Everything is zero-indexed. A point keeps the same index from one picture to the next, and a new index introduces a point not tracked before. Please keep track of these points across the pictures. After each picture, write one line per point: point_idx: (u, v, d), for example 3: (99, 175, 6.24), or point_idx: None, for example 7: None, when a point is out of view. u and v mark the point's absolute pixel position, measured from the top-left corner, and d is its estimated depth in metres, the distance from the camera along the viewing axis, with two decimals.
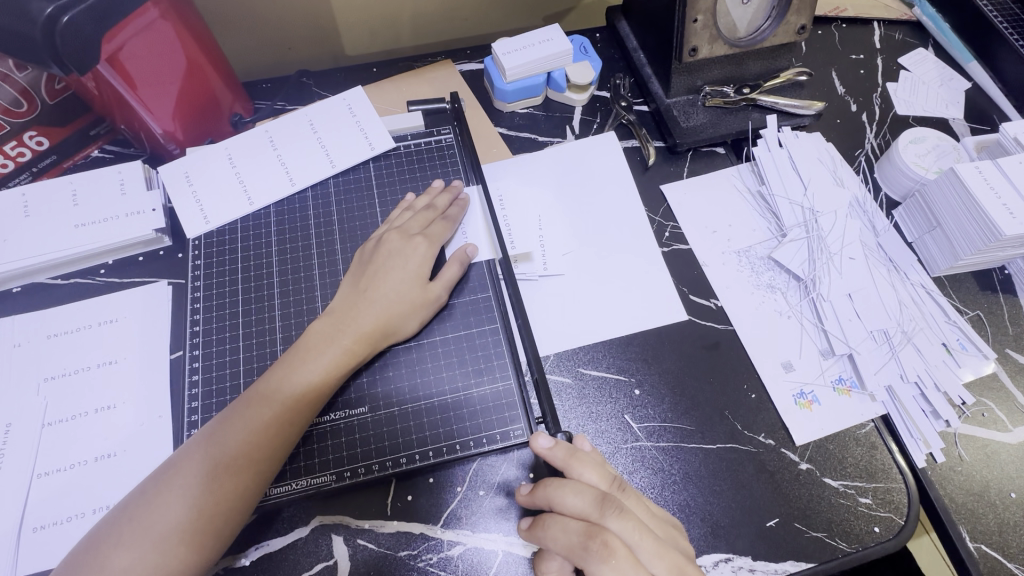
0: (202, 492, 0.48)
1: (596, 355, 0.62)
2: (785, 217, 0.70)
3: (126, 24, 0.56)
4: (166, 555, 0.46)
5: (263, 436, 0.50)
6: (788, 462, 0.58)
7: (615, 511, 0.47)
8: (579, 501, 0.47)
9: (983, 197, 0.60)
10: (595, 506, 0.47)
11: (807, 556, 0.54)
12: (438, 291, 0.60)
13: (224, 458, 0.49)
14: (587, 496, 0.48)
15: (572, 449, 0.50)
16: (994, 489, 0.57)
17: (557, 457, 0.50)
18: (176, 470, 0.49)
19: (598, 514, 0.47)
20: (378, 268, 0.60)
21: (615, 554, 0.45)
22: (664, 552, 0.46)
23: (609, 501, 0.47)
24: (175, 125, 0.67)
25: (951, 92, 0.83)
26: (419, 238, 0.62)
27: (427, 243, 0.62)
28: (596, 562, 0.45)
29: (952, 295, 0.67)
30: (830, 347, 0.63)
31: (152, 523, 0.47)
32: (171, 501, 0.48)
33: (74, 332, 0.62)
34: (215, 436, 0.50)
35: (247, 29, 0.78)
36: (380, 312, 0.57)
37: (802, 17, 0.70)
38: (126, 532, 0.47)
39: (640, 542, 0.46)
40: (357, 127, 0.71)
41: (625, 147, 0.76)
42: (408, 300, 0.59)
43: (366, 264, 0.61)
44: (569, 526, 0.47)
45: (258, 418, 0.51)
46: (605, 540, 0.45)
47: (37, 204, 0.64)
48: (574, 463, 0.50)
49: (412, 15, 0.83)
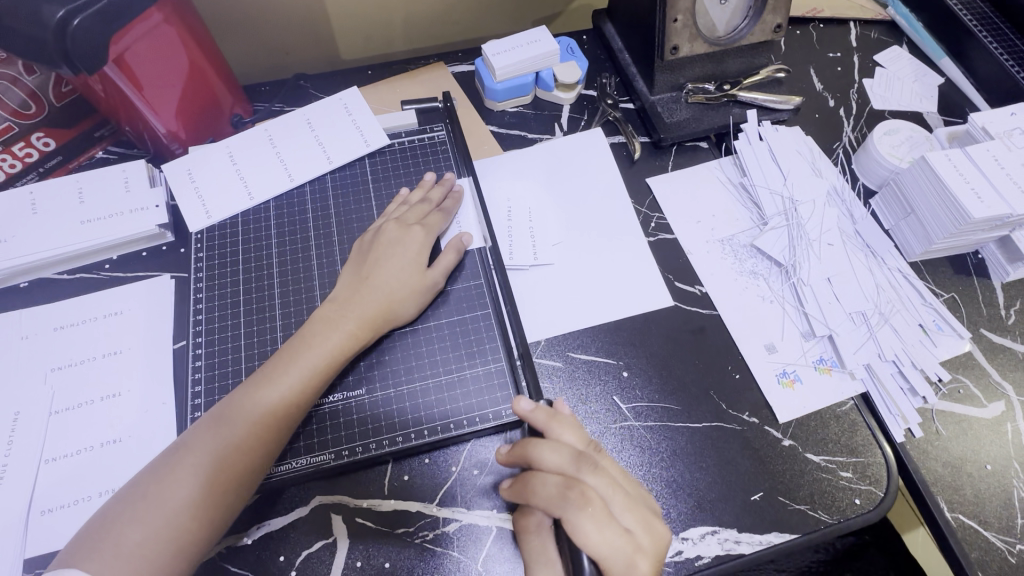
0: (211, 469, 0.50)
1: (584, 340, 0.65)
2: (766, 207, 0.72)
3: (130, 28, 0.58)
4: (176, 530, 0.48)
5: (271, 416, 0.53)
6: (771, 439, 0.60)
7: (590, 467, 0.50)
8: (559, 458, 0.51)
9: (953, 182, 0.63)
10: (573, 462, 0.50)
11: (790, 527, 0.55)
12: (434, 278, 0.63)
13: (232, 436, 0.51)
14: (566, 452, 0.51)
15: (552, 412, 0.54)
16: (970, 461, 0.59)
17: (538, 419, 0.53)
18: (186, 449, 0.51)
19: (575, 469, 0.50)
20: (375, 257, 0.62)
21: (591, 503, 0.48)
22: (633, 506, 0.50)
23: (585, 458, 0.51)
24: (178, 124, 0.70)
25: (925, 87, 0.86)
26: (418, 228, 0.64)
27: (422, 232, 0.64)
28: (574, 511, 0.48)
29: (928, 278, 0.70)
30: (810, 329, 0.65)
31: (162, 500, 0.48)
32: (181, 478, 0.49)
33: (79, 325, 0.63)
34: (223, 417, 0.53)
35: (246, 35, 0.82)
36: (380, 297, 0.60)
37: (777, 15, 0.74)
38: (137, 509, 0.48)
39: (613, 498, 0.49)
40: (353, 125, 0.74)
41: (612, 143, 0.79)
42: (406, 286, 0.61)
43: (365, 254, 0.63)
44: (549, 480, 0.50)
45: (265, 398, 0.53)
46: (582, 491, 0.49)
47: (44, 202, 0.66)
48: (554, 424, 0.53)
49: (405, 19, 0.86)
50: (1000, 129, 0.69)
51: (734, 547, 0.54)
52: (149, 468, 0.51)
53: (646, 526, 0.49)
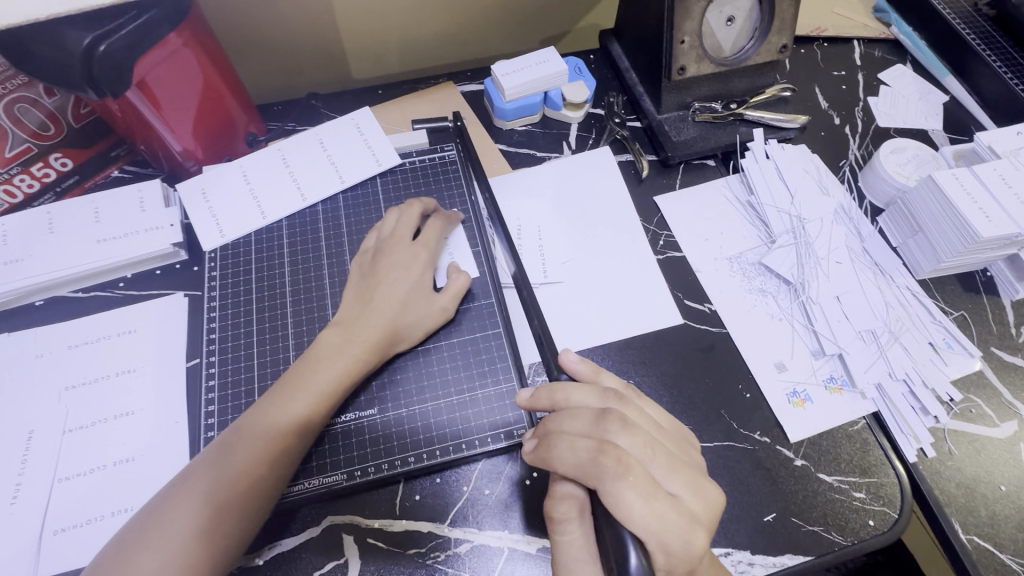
0: (224, 495, 0.50)
1: (595, 359, 0.65)
2: (774, 225, 0.73)
3: (152, 52, 0.60)
4: (190, 555, 0.48)
5: (285, 439, 0.53)
6: (783, 458, 0.60)
7: (620, 426, 0.46)
8: (582, 424, 0.47)
9: (961, 202, 0.64)
10: (598, 425, 0.46)
11: (804, 549, 0.55)
12: (447, 296, 0.63)
13: (247, 458, 0.52)
14: (586, 414, 0.47)
15: (551, 386, 0.51)
16: (984, 482, 0.59)
17: (543, 403, 0.51)
18: (202, 471, 0.51)
19: (603, 431, 0.46)
20: (383, 272, 0.62)
21: (632, 470, 0.43)
22: (677, 470, 0.46)
23: (609, 415, 0.46)
24: (194, 144, 0.71)
25: (930, 105, 0.86)
26: (419, 248, 0.65)
27: (426, 252, 0.65)
28: (612, 479, 0.43)
29: (938, 296, 0.70)
30: (820, 348, 0.65)
31: (176, 524, 0.49)
32: (196, 502, 0.50)
33: (94, 343, 0.64)
34: (237, 442, 0.53)
35: (261, 55, 0.83)
36: (392, 314, 0.60)
37: (783, 36, 0.75)
38: (152, 534, 0.48)
39: (652, 462, 0.45)
40: (365, 145, 0.75)
41: (620, 161, 0.80)
42: (414, 306, 0.61)
43: (367, 274, 0.63)
44: (578, 446, 0.45)
45: (280, 420, 0.54)
46: (619, 456, 0.44)
47: (61, 221, 0.67)
48: (558, 394, 0.50)
49: (416, 40, 0.88)
50: (1006, 148, 0.69)
51: (748, 569, 0.54)
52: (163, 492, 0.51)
53: (695, 492, 0.45)
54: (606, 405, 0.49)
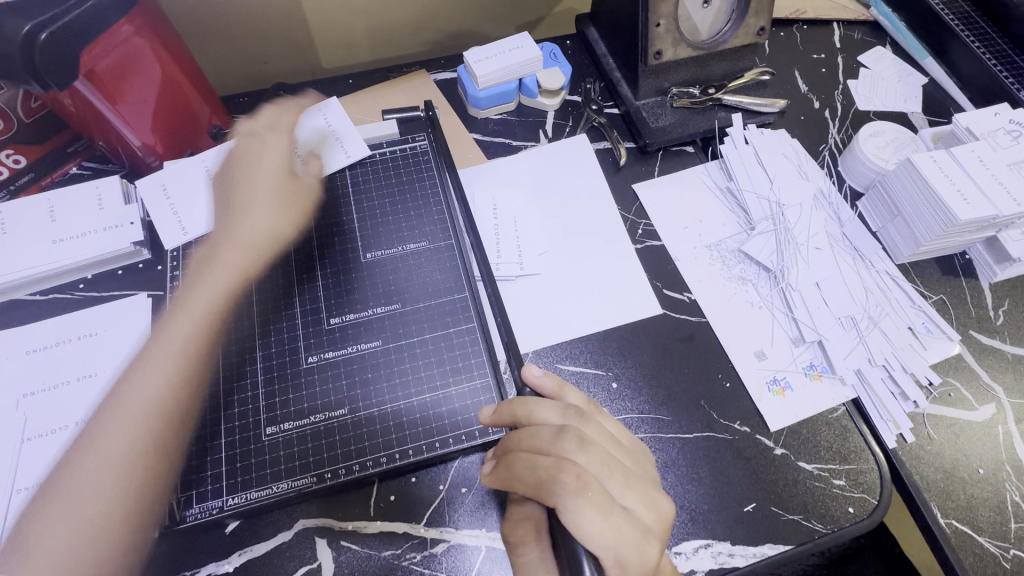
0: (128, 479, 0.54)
1: (573, 351, 0.64)
2: (752, 211, 0.72)
3: (100, 42, 0.57)
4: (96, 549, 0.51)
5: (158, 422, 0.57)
6: (763, 448, 0.59)
7: (578, 444, 0.44)
8: (540, 441, 0.45)
9: (939, 185, 0.63)
10: (555, 442, 0.45)
11: (784, 539, 0.55)
12: (302, 182, 0.70)
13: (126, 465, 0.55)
14: (545, 429, 0.46)
15: (514, 401, 0.50)
16: (963, 466, 0.59)
17: (505, 420, 0.50)
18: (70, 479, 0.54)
19: (561, 448, 0.44)
20: (247, 169, 0.71)
21: (590, 487, 0.42)
22: (632, 484, 0.45)
23: (567, 432, 0.45)
24: (155, 138, 0.68)
25: (909, 87, 0.86)
26: (278, 139, 0.74)
27: (283, 138, 0.74)
28: (570, 496, 0.41)
29: (917, 280, 0.69)
30: (800, 335, 0.65)
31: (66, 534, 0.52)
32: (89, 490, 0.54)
33: (53, 347, 0.62)
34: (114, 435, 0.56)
35: (225, 44, 0.80)
36: (249, 239, 0.67)
37: (761, 19, 0.73)
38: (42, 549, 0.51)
39: (610, 478, 0.44)
40: (332, 137, 0.73)
41: (598, 149, 0.78)
42: (275, 189, 0.70)
43: (229, 183, 0.70)
44: (535, 464, 0.43)
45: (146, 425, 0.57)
46: (577, 473, 0.42)
47: (14, 221, 0.64)
48: (519, 408, 0.49)
49: (386, 27, 0.85)
50: (984, 130, 0.69)
51: (728, 560, 0.54)
52: (32, 512, 0.53)
53: (649, 504, 0.45)
54: (567, 422, 0.48)
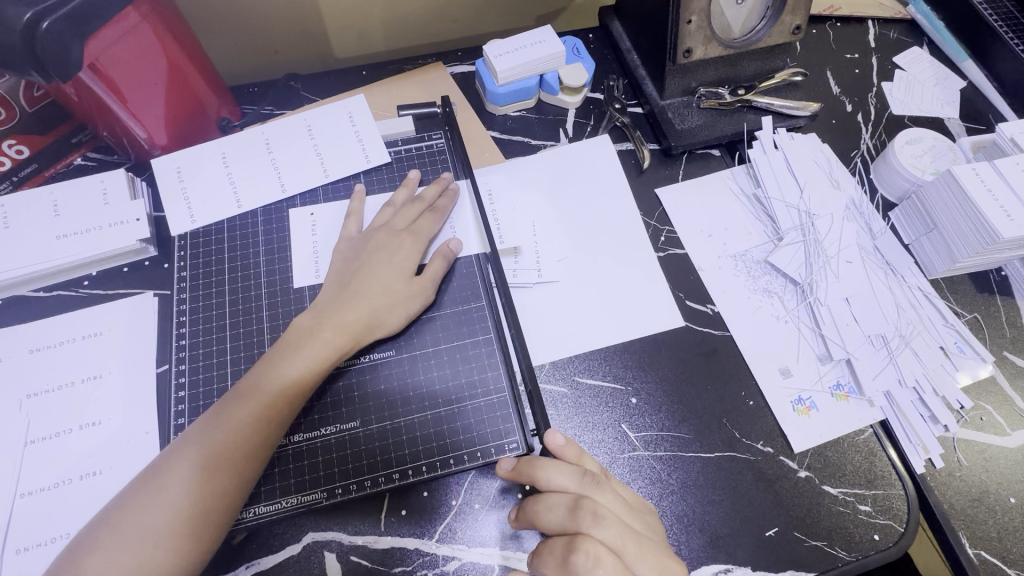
0: (200, 471, 0.49)
1: (592, 364, 0.62)
2: (781, 220, 0.69)
3: (105, 30, 0.54)
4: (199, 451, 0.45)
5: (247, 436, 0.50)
6: (787, 470, 0.57)
7: (592, 518, 0.46)
8: (558, 515, 0.47)
9: (981, 200, 0.60)
10: (571, 516, 0.46)
11: (807, 565, 0.53)
12: (425, 285, 0.60)
13: (213, 464, 0.49)
14: (561, 506, 0.47)
15: (531, 465, 0.50)
16: (993, 494, 0.57)
17: (524, 479, 0.50)
18: (164, 478, 0.49)
19: (575, 523, 0.46)
20: (365, 263, 0.59)
21: (601, 563, 0.44)
22: (646, 553, 0.45)
23: (582, 507, 0.46)
24: (163, 132, 0.66)
25: (946, 91, 0.82)
26: (406, 234, 0.62)
27: (413, 239, 0.61)
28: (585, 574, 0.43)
29: (949, 297, 0.67)
30: (827, 353, 0.62)
31: (227, 395, 0.53)
32: (180, 475, 0.49)
33: (57, 347, 0.60)
34: (202, 432, 0.51)
35: (234, 30, 0.76)
36: (366, 308, 0.57)
37: (797, 17, 0.69)
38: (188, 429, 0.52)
39: (624, 549, 0.45)
40: (355, 136, 0.70)
41: (620, 150, 0.75)
42: (387, 290, 0.58)
43: (351, 263, 0.60)
44: (554, 546, 0.46)
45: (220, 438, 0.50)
46: (587, 550, 0.44)
47: (17, 215, 0.62)
48: (539, 473, 0.49)
49: (401, 16, 0.81)
50: None
51: None
52: (37, 518, 0.52)
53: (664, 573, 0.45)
54: (584, 490, 0.49)
